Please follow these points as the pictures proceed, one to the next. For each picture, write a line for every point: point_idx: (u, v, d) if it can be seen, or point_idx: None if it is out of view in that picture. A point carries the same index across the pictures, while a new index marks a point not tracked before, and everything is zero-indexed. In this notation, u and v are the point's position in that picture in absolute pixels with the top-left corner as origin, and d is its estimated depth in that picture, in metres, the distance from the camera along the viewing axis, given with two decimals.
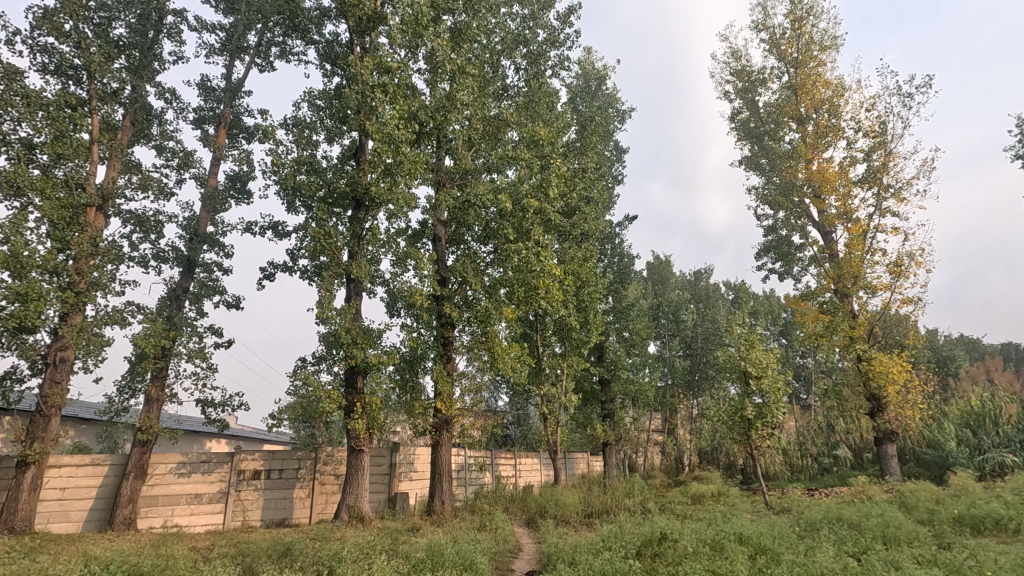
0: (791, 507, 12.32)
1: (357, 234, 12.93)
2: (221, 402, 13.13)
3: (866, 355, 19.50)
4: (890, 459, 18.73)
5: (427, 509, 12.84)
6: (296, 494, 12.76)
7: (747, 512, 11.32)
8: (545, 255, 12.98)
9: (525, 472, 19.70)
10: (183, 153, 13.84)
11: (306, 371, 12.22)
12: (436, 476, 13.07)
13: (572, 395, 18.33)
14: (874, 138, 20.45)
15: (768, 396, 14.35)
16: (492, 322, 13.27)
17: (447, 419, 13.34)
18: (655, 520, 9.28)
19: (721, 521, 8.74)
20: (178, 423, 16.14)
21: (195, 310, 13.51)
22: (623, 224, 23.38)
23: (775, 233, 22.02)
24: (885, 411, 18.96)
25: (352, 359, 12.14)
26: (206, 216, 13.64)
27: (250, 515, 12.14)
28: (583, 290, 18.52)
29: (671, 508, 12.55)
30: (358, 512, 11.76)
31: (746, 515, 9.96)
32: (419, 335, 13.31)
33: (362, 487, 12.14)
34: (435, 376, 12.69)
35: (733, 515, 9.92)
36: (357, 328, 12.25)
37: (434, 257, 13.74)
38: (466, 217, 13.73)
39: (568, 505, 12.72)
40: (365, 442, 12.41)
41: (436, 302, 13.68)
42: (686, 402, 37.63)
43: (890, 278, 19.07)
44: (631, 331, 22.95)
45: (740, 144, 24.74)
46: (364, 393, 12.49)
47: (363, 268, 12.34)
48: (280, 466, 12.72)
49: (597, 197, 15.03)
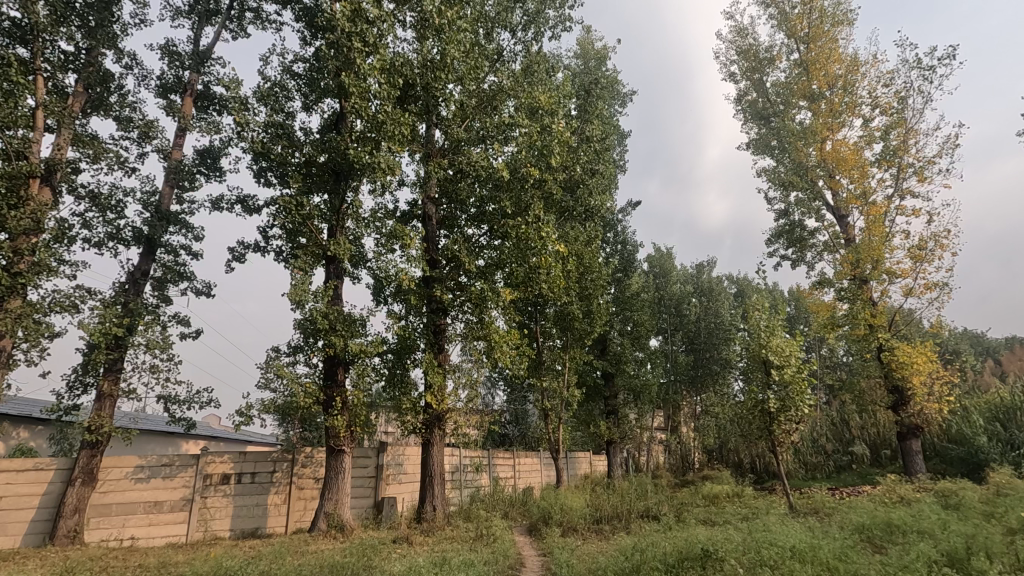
0: (824, 511, 11.00)
1: (337, 210, 11.60)
2: (187, 399, 11.76)
3: (888, 345, 18.28)
4: (915, 456, 17.53)
5: (417, 516, 11.51)
6: (270, 501, 11.43)
7: (780, 518, 10.04)
8: (546, 233, 11.71)
9: (525, 473, 18.41)
10: (145, 124, 12.48)
11: (280, 362, 10.87)
12: (426, 480, 11.74)
13: (575, 390, 17.07)
14: (893, 115, 19.27)
15: (793, 388, 13.05)
16: (488, 307, 11.98)
17: (439, 416, 12.01)
18: (681, 532, 7.95)
19: (761, 532, 7.42)
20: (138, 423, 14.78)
21: (158, 297, 12.12)
22: (625, 210, 22.11)
23: (787, 218, 20.82)
24: (909, 405, 17.75)
25: (332, 348, 10.79)
26: (170, 192, 12.25)
27: (217, 525, 10.79)
28: (586, 276, 17.21)
29: (691, 513, 11.25)
30: (338, 521, 10.37)
31: (784, 523, 8.67)
32: (407, 322, 12.00)
33: (342, 493, 10.76)
34: (425, 367, 11.40)
35: (770, 524, 8.59)
36: (337, 313, 10.92)
37: (423, 236, 12.45)
38: (458, 193, 12.45)
39: (575, 510, 11.39)
40: (347, 442, 11.03)
41: (426, 287, 12.38)
42: (689, 399, 36.51)
43: (912, 263, 17.89)
44: (635, 322, 21.72)
45: (747, 127, 23.63)
46: (345, 387, 11.11)
47: (343, 246, 11.00)
48: (252, 469, 11.40)
49: (602, 173, 13.78)
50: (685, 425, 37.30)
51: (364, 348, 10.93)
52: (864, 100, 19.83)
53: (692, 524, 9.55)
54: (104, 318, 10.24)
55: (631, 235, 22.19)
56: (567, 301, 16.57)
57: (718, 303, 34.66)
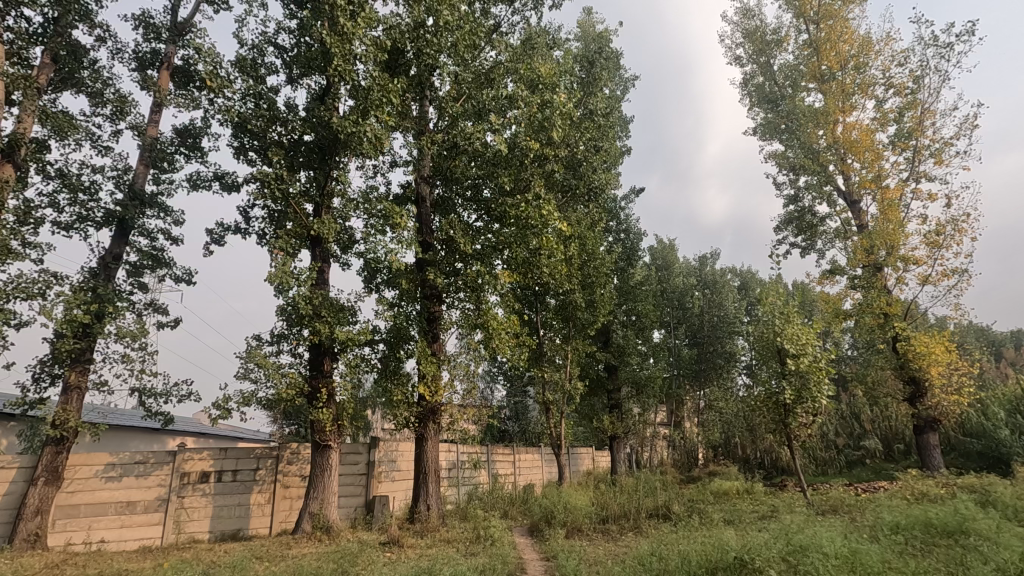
0: (847, 510, 10.23)
1: (323, 188, 10.82)
2: (163, 392, 10.99)
3: (904, 335, 17.50)
4: (932, 450, 16.82)
5: (410, 516, 10.75)
6: (253, 500, 10.69)
7: (804, 519, 9.26)
8: (548, 211, 10.92)
9: (525, 470, 17.67)
10: (118, 99, 11.68)
11: (261, 351, 10.07)
12: (420, 477, 10.96)
13: (578, 383, 16.31)
14: (907, 96, 18.47)
15: (810, 379, 12.26)
16: (486, 293, 11.19)
17: (433, 409, 11.24)
18: (699, 536, 7.17)
19: (789, 537, 6.64)
20: (107, 417, 13.91)
21: (132, 284, 11.34)
22: (628, 197, 21.32)
23: (796, 204, 20.04)
24: (926, 397, 16.99)
25: (317, 335, 9.99)
26: (145, 171, 11.45)
27: (195, 527, 10.05)
28: (589, 263, 16.44)
29: (704, 512, 10.48)
30: (323, 522, 9.57)
31: (812, 525, 7.90)
32: (399, 308, 11.21)
33: (329, 491, 9.96)
34: (419, 356, 10.63)
35: (797, 527, 7.81)
36: (322, 298, 10.14)
37: (416, 218, 11.68)
38: (453, 170, 11.64)
39: (580, 509, 10.62)
40: (333, 437, 10.21)
41: (420, 271, 11.61)
42: (693, 394, 35.76)
43: (930, 248, 17.11)
44: (639, 313, 20.93)
45: (754, 111, 22.80)
46: (331, 377, 10.30)
47: (329, 225, 10.21)
48: (233, 466, 10.66)
49: (607, 151, 12.99)
50: (688, 419, 36.65)
51: (352, 336, 10.13)
52: (877, 80, 19.00)
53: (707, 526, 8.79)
54: (70, 305, 9.47)
55: (634, 223, 21.39)
56: (570, 290, 15.80)
57: (722, 295, 33.92)
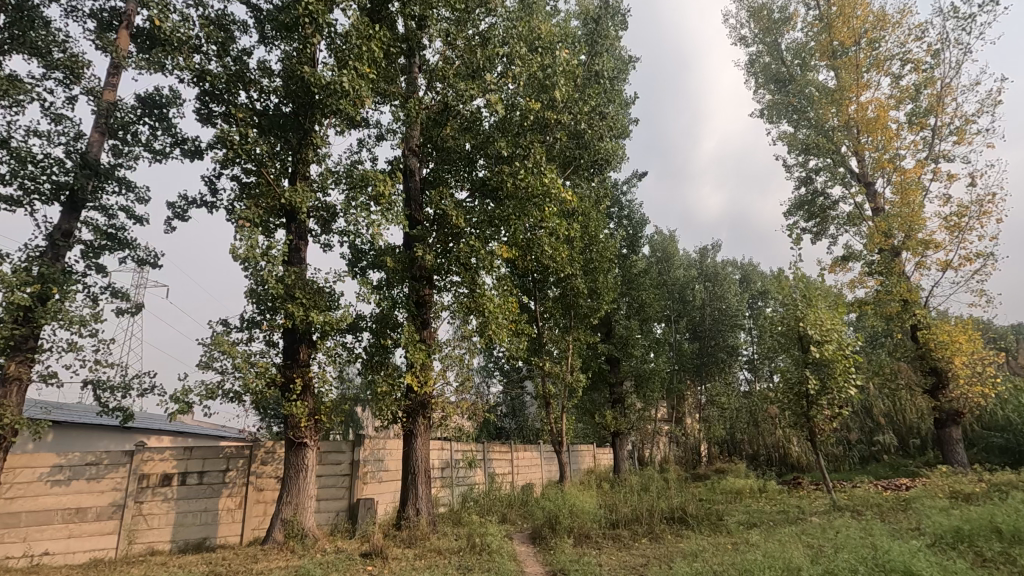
0: (885, 514, 9.21)
1: (298, 155, 9.66)
2: (121, 385, 9.86)
3: (924, 323, 16.55)
4: (955, 444, 15.93)
5: (397, 522, 9.61)
6: (222, 506, 9.54)
7: (845, 526, 8.20)
8: (550, 181, 9.84)
9: (524, 470, 16.60)
10: (70, 60, 10.43)
11: (227, 338, 8.89)
12: (409, 478, 9.81)
13: (580, 375, 15.24)
14: (926, 71, 17.49)
15: (836, 367, 11.23)
16: (481, 272, 10.08)
17: (423, 402, 10.10)
18: (735, 556, 6.14)
19: (847, 553, 5.56)
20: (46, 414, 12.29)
21: (88, 265, 10.20)
22: (630, 181, 20.26)
23: (808, 186, 19.06)
24: (948, 388, 16.04)
25: (291, 319, 8.82)
26: (100, 141, 10.27)
27: (154, 536, 8.93)
28: (590, 248, 15.40)
29: (726, 516, 9.42)
30: (298, 530, 8.40)
31: (865, 536, 6.81)
32: (385, 291, 10.07)
33: (304, 495, 8.77)
34: (406, 342, 9.50)
35: (849, 540, 6.73)
36: (298, 278, 9.01)
37: (404, 194, 10.61)
38: (443, 137, 10.53)
39: (587, 513, 9.56)
40: (311, 434, 9.03)
41: (408, 250, 10.46)
42: (693, 389, 34.80)
43: (953, 230, 16.13)
44: (641, 303, 19.90)
45: (760, 92, 21.74)
46: (306, 367, 9.13)
47: (303, 195, 9.04)
48: (200, 468, 9.52)
49: (613, 120, 11.93)
50: (689, 415, 35.73)
51: (331, 320, 8.99)
52: (893, 55, 18.00)
53: (735, 539, 7.73)
54: (7, 285, 8.30)
55: (637, 209, 20.35)
56: (570, 275, 14.75)
57: (723, 288, 32.98)
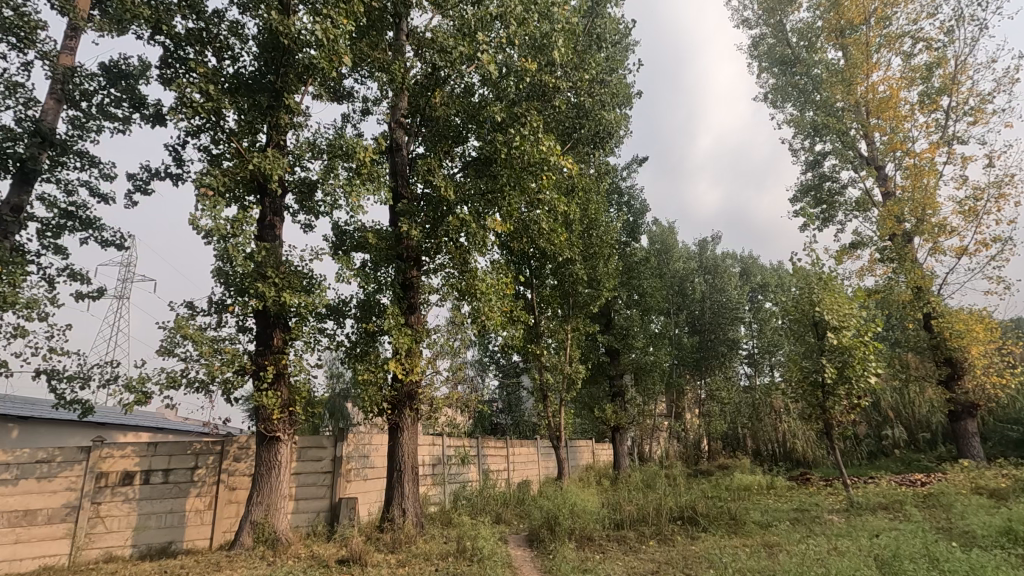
0: (915, 516, 8.43)
1: (271, 119, 8.72)
2: (81, 374, 9.02)
3: (939, 311, 15.82)
4: (970, 438, 15.28)
5: (381, 523, 8.82)
6: (189, 507, 8.72)
7: (875, 530, 7.42)
8: (548, 151, 9.04)
9: (521, 466, 15.85)
10: (21, 19, 9.48)
11: (193, 322, 8.02)
12: (394, 476, 9.00)
13: (579, 366, 14.43)
14: (940, 48, 16.72)
15: (855, 354, 10.45)
16: (473, 251, 9.27)
17: (410, 393, 9.29)
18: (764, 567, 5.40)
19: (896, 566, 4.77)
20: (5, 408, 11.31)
21: (44, 246, 9.37)
22: (630, 166, 19.42)
23: (815, 171, 18.32)
24: (964, 379, 15.37)
25: (262, 301, 7.96)
26: (56, 110, 9.38)
27: (113, 541, 8.11)
28: (591, 232, 14.66)
29: (741, 515, 8.63)
30: (269, 534, 7.57)
31: (906, 544, 6.01)
32: (369, 271, 9.26)
33: (277, 495, 7.93)
34: (391, 326, 8.66)
35: (889, 550, 5.93)
36: (270, 255, 8.18)
37: (391, 168, 10.00)
38: (432, 105, 9.70)
39: (589, 513, 8.77)
40: (284, 427, 8.16)
41: (393, 228, 9.64)
42: (693, 384, 34.15)
43: (969, 215, 15.40)
44: (642, 292, 19.13)
45: (764, 75, 20.94)
46: (280, 354, 8.26)
47: (276, 163, 8.19)
48: (165, 466, 8.69)
49: (614, 90, 11.12)
50: (688, 411, 35.05)
51: (306, 302, 8.15)
52: (904, 32, 17.19)
53: (758, 545, 6.92)
54: None
55: (637, 196, 19.56)
56: (569, 260, 13.97)
57: (723, 280, 32.28)
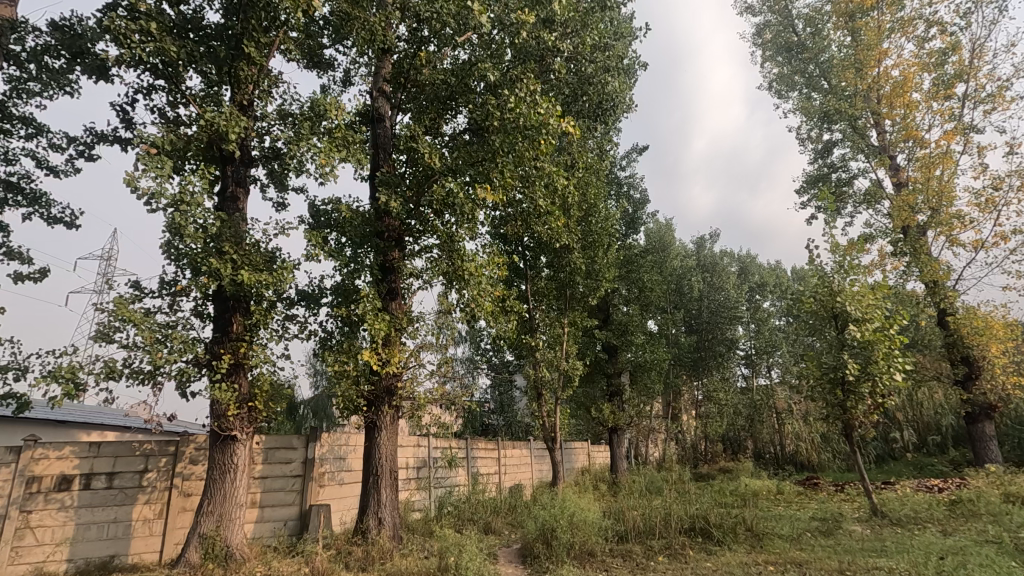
0: (956, 530, 7.51)
1: (230, 73, 7.64)
2: (15, 365, 7.94)
3: (954, 307, 15.02)
4: (987, 441, 14.51)
5: (354, 535, 7.81)
6: (136, 516, 7.67)
7: (917, 547, 6.52)
8: (547, 114, 8.11)
9: (513, 469, 14.90)
10: None
11: (138, 305, 6.99)
12: (370, 481, 8.01)
13: (576, 362, 13.50)
14: (956, 33, 15.92)
15: (878, 349, 9.56)
16: (462, 229, 8.31)
17: (389, 389, 8.29)
18: None
19: None
20: None
21: None
22: (630, 156, 18.47)
23: (822, 161, 17.51)
24: (981, 380, 14.58)
25: (218, 281, 6.95)
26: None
27: (43, 556, 7.00)
28: (590, 219, 13.75)
29: (760, 529, 7.66)
30: (219, 549, 6.54)
31: None
32: (346, 251, 8.26)
33: (231, 504, 6.90)
34: (366, 312, 7.66)
35: None
36: (228, 229, 7.17)
37: (372, 140, 9.01)
38: (417, 68, 8.74)
39: (590, 524, 7.83)
40: (241, 426, 7.13)
41: (373, 204, 8.66)
42: (689, 385, 33.40)
43: (989, 205, 14.59)
44: (642, 286, 18.25)
45: (769, 63, 20.11)
46: (239, 342, 7.24)
47: (236, 119, 7.16)
48: (110, 469, 7.62)
49: (618, 58, 10.19)
50: (685, 413, 34.26)
51: (268, 283, 7.14)
52: (918, 16, 16.35)
53: (787, 567, 5.95)
54: None
55: (637, 186, 18.66)
56: (567, 249, 13.06)
57: (721, 279, 31.49)
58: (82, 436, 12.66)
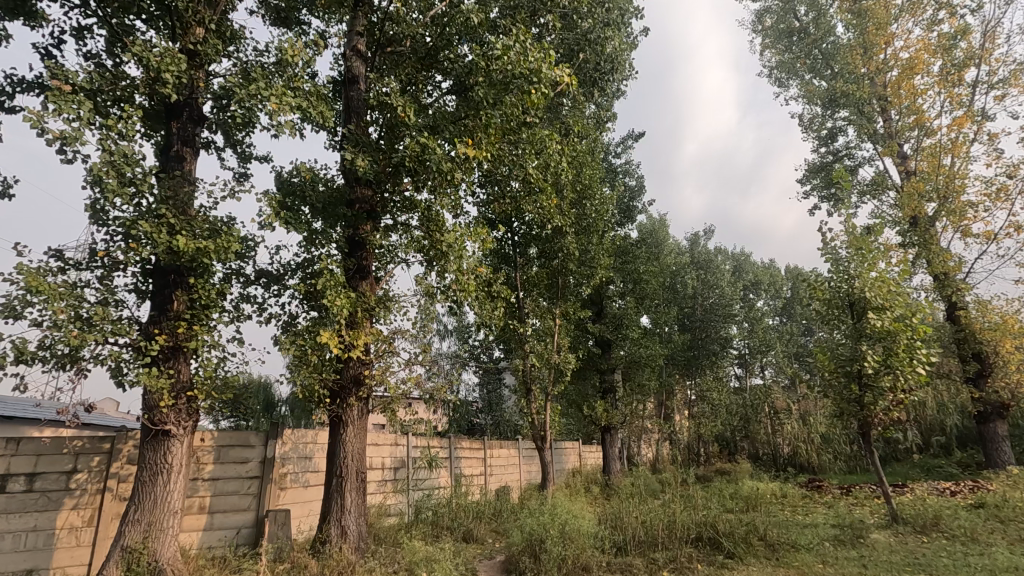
0: (994, 541, 6.69)
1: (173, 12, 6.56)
2: None
3: (964, 301, 14.31)
4: (999, 441, 13.84)
5: (312, 544, 6.83)
6: (61, 524, 6.55)
7: (962, 561, 5.66)
8: (537, 69, 7.21)
9: (500, 471, 13.93)
10: None
11: (59, 277, 5.93)
12: (333, 483, 7.04)
13: (569, 355, 12.58)
14: (966, 15, 15.24)
15: (899, 340, 8.73)
16: (442, 199, 7.37)
17: (357, 379, 7.33)
18: None
19: None
20: None
21: None
22: (625, 142, 17.60)
23: (827, 148, 16.76)
24: (993, 378, 13.87)
25: (152, 249, 5.93)
26: None
27: None
28: (584, 202, 12.85)
29: (778, 539, 6.76)
30: (146, 564, 5.54)
31: None
32: (311, 222, 7.28)
33: (163, 510, 5.89)
34: (330, 290, 6.68)
35: None
36: (167, 190, 6.16)
37: (342, 108, 7.84)
38: (394, 20, 7.79)
39: (583, 533, 6.93)
40: (179, 419, 6.12)
41: (344, 171, 7.69)
42: (682, 384, 32.61)
43: (1002, 193, 13.90)
44: (637, 277, 17.40)
45: (769, 49, 19.34)
46: (178, 321, 6.23)
47: (178, 63, 6.15)
48: (31, 469, 6.47)
49: (616, 20, 9.30)
50: (677, 413, 33.48)
51: (214, 253, 6.14)
52: None
53: None
54: None
55: (632, 173, 17.83)
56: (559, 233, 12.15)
57: (716, 276, 30.71)
58: (28, 434, 11.46)
